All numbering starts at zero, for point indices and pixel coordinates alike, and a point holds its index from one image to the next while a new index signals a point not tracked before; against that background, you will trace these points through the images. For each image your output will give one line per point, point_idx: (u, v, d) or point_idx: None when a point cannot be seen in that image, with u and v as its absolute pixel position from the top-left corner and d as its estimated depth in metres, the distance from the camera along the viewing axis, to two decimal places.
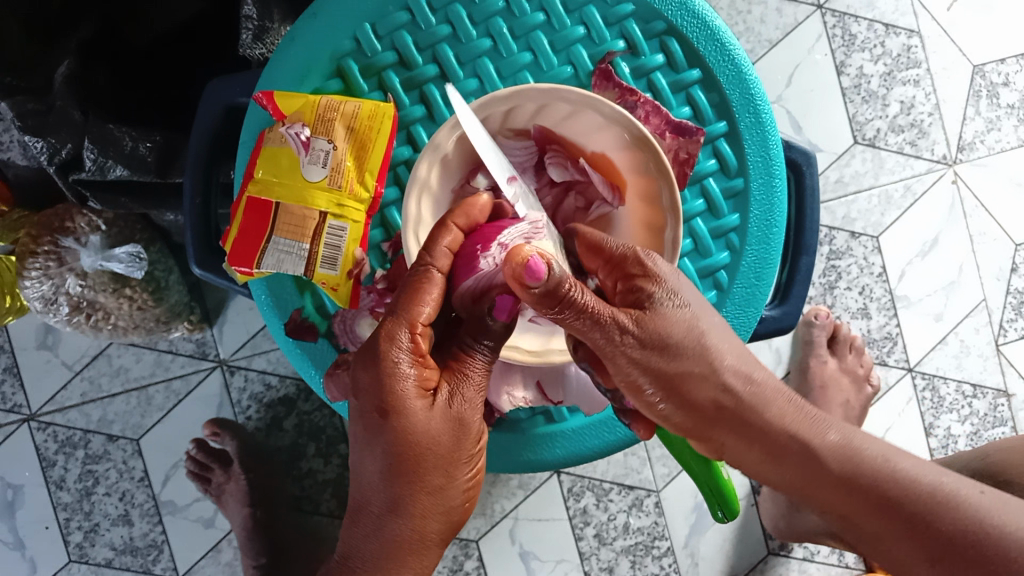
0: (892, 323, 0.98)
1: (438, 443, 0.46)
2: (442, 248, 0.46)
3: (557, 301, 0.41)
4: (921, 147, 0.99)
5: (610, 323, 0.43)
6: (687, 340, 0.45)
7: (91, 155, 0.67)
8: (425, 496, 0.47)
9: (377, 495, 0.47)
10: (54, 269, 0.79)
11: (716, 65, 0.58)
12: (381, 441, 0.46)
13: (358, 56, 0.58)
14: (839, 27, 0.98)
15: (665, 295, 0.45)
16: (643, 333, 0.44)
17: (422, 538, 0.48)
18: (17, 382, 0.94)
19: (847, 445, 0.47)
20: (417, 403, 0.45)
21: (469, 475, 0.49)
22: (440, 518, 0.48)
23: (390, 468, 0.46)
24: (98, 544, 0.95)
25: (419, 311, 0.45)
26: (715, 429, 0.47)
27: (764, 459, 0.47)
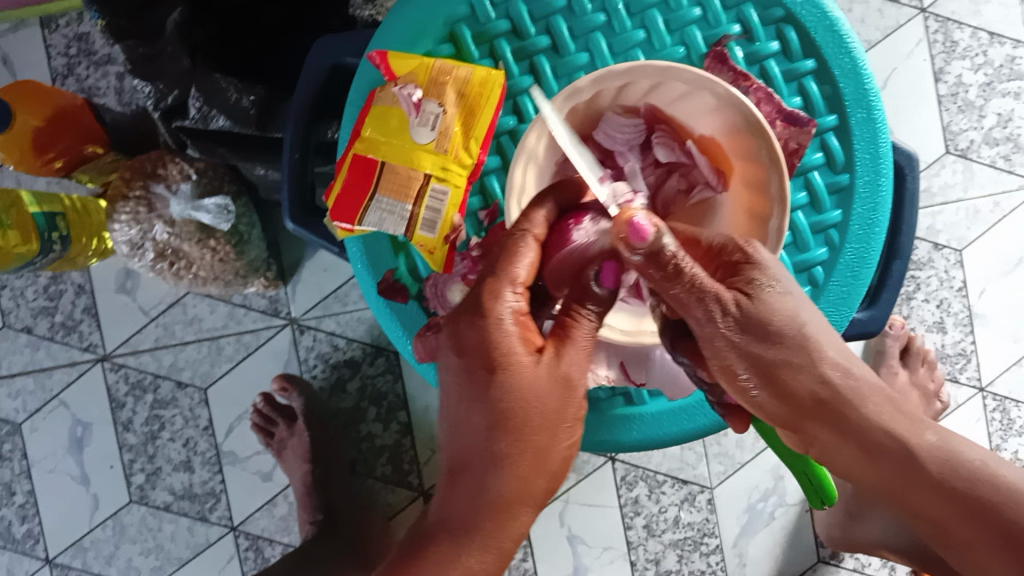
0: (968, 340, 0.95)
1: (541, 404, 0.47)
2: (539, 215, 0.48)
3: (664, 268, 0.45)
4: (1015, 163, 0.96)
5: (714, 300, 0.46)
6: (788, 328, 0.47)
7: (196, 104, 0.68)
8: (526, 454, 0.48)
9: (478, 452, 0.49)
10: (144, 215, 0.81)
11: (833, 56, 0.57)
12: (484, 396, 0.48)
13: (472, 22, 0.58)
14: (942, 32, 0.96)
15: (766, 282, 0.47)
16: (744, 316, 0.46)
17: (522, 498, 0.49)
18: (94, 322, 0.97)
19: (945, 447, 0.49)
20: (521, 362, 0.47)
21: (572, 438, 0.50)
22: (539, 476, 0.49)
23: (493, 424, 0.48)
24: (159, 487, 0.98)
25: (515, 271, 0.47)
26: (813, 420, 0.49)
27: (859, 456, 0.49)
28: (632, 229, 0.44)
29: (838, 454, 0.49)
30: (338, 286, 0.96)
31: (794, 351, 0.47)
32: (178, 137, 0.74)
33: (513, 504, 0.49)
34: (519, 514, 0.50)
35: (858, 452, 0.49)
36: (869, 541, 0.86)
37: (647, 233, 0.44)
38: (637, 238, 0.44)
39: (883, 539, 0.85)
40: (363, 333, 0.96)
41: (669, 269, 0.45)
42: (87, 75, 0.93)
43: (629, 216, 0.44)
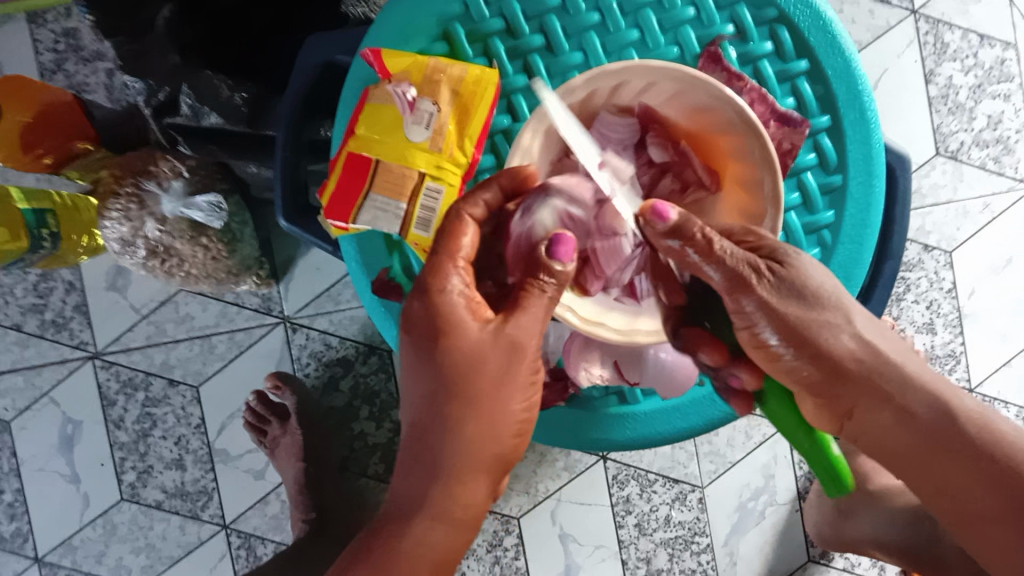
0: (958, 341, 0.96)
1: (488, 364, 0.48)
2: (478, 199, 0.49)
3: (696, 245, 0.47)
4: (1004, 164, 0.97)
5: (746, 270, 0.47)
6: (819, 288, 0.49)
7: (188, 101, 0.68)
8: (476, 416, 0.49)
9: (432, 419, 0.50)
10: (135, 212, 0.80)
11: (826, 57, 0.58)
12: (435, 365, 0.49)
13: (465, 21, 0.58)
14: (932, 34, 0.96)
15: (792, 251, 0.49)
16: (779, 279, 0.48)
17: (473, 465, 0.50)
18: (85, 320, 0.97)
19: (982, 416, 0.50)
20: (467, 327, 0.48)
21: (523, 398, 0.50)
22: (492, 443, 0.50)
23: (445, 390, 0.49)
24: (150, 485, 0.97)
25: (456, 248, 0.48)
26: (846, 386, 0.50)
27: (892, 420, 0.50)
28: (657, 213, 0.47)
29: (874, 420, 0.51)
30: (331, 285, 0.96)
31: (822, 315, 0.49)
32: (169, 135, 0.73)
33: (471, 466, 0.50)
34: (476, 477, 0.50)
35: (894, 416, 0.50)
36: (858, 538, 0.86)
37: (671, 217, 0.47)
38: (663, 220, 0.47)
39: (874, 535, 0.85)
40: (356, 332, 0.96)
41: (702, 246, 0.47)
42: (77, 72, 0.93)
43: (651, 203, 0.48)
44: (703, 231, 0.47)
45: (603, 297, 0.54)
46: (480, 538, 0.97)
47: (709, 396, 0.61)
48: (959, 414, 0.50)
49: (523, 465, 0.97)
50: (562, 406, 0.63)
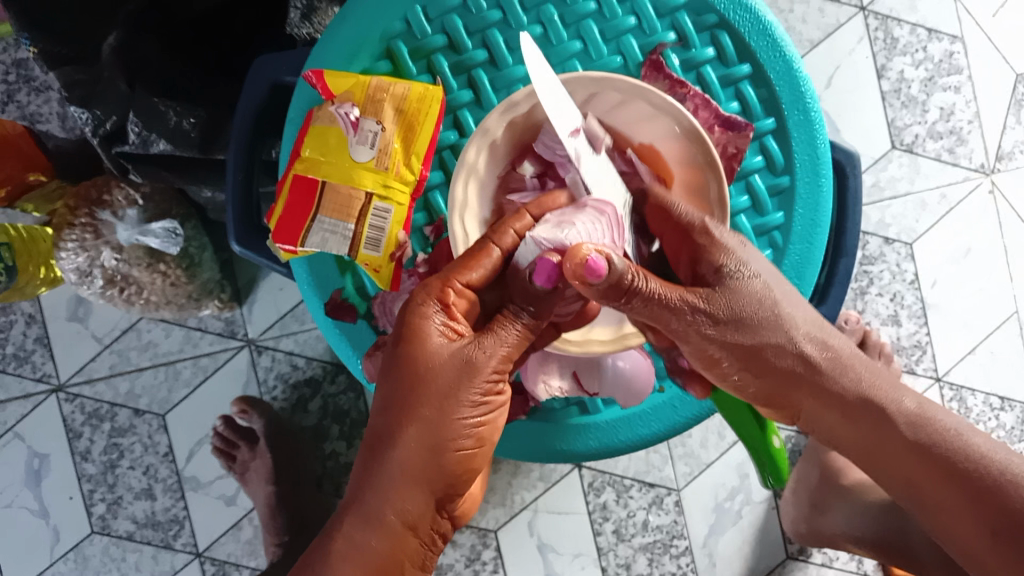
0: (923, 332, 0.97)
1: (436, 380, 0.45)
2: (509, 228, 0.48)
3: (622, 293, 0.43)
4: (959, 155, 0.98)
5: (680, 305, 0.46)
6: (758, 309, 0.48)
7: (135, 127, 0.67)
8: (417, 431, 0.45)
9: (378, 421, 0.47)
10: (91, 242, 0.79)
11: (768, 60, 0.58)
12: (388, 375, 0.47)
13: (408, 38, 0.58)
14: (882, 30, 0.97)
15: (734, 267, 0.48)
16: (714, 309, 0.47)
17: (407, 474, 0.46)
18: (47, 352, 0.95)
19: (920, 412, 0.54)
20: (431, 341, 0.46)
21: (473, 420, 0.46)
22: (431, 455, 0.46)
23: (388, 402, 0.46)
24: (121, 516, 0.96)
25: (464, 272, 0.47)
26: (795, 394, 0.52)
27: (839, 418, 0.53)
28: (588, 269, 0.40)
29: (821, 419, 0.53)
30: (296, 305, 0.95)
31: (767, 328, 0.49)
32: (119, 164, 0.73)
33: (404, 484, 0.46)
34: (412, 499, 0.46)
35: (841, 416, 0.53)
36: (833, 534, 0.86)
37: (602, 269, 0.41)
38: (594, 277, 0.41)
39: (847, 531, 0.85)
40: (322, 352, 0.95)
41: (628, 291, 0.43)
42: (30, 102, 0.92)
43: (583, 253, 0.41)
44: (631, 276, 0.43)
45: None
46: (458, 552, 0.96)
47: (671, 401, 0.62)
48: (898, 418, 0.53)
49: (497, 477, 0.97)
50: (523, 419, 0.63)
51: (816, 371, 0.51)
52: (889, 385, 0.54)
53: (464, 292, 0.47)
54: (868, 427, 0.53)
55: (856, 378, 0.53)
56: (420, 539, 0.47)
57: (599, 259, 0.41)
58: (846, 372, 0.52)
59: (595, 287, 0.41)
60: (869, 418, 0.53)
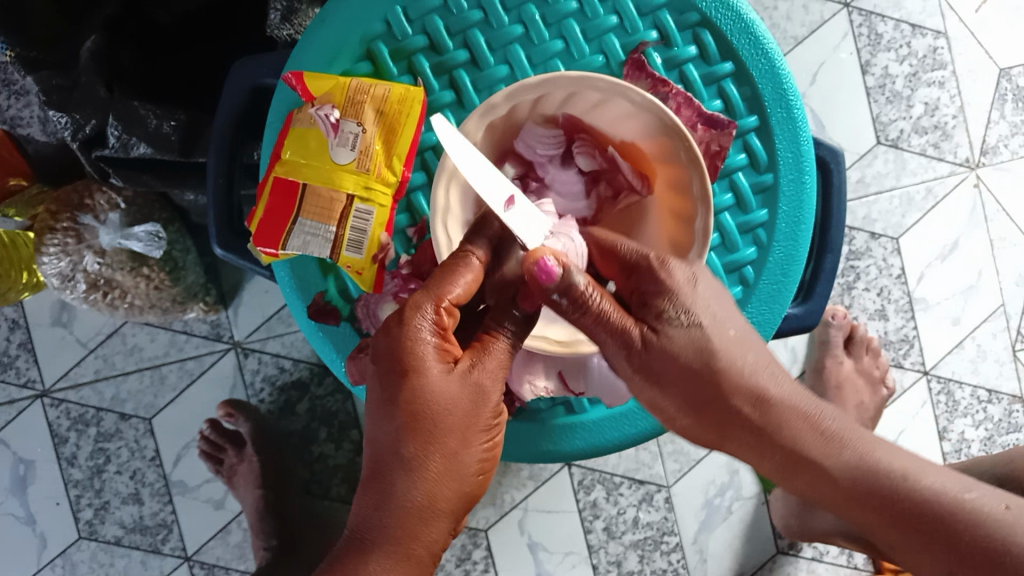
0: (910, 325, 0.97)
1: (451, 412, 0.46)
2: (481, 239, 0.48)
3: (574, 303, 0.47)
4: (944, 150, 0.98)
5: (621, 335, 0.48)
6: (696, 361, 0.48)
7: (115, 132, 0.67)
8: (439, 460, 0.46)
9: (391, 457, 0.46)
10: (72, 247, 0.79)
11: (750, 58, 0.58)
12: (399, 410, 0.46)
13: (388, 39, 0.57)
14: (866, 26, 0.97)
15: (675, 313, 0.48)
16: (651, 351, 0.48)
17: (434, 506, 0.47)
18: (31, 357, 0.94)
19: (861, 458, 0.46)
20: (438, 370, 0.46)
21: (486, 445, 0.48)
22: (454, 483, 0.47)
23: (403, 440, 0.46)
24: (108, 522, 0.95)
25: (448, 287, 0.46)
26: (732, 439, 0.49)
27: (783, 466, 0.48)
28: (540, 270, 0.45)
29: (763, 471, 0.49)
30: (281, 307, 0.95)
31: (705, 376, 0.48)
32: (99, 168, 0.72)
33: (423, 516, 0.47)
34: (431, 526, 0.47)
35: (775, 468, 0.48)
36: (822, 530, 0.86)
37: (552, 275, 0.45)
38: (543, 276, 0.45)
39: (834, 529, 0.84)
40: (309, 353, 0.95)
41: (580, 304, 0.47)
42: (9, 105, 0.90)
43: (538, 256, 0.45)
44: (586, 289, 0.47)
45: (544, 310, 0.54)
46: (448, 553, 0.96)
47: None
48: (834, 469, 0.46)
49: None
50: (509, 421, 0.62)
51: (749, 419, 0.48)
52: (833, 434, 0.47)
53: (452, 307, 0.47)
54: (806, 483, 0.47)
55: (789, 425, 0.48)
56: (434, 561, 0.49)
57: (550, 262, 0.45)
58: None
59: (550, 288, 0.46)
60: (803, 471, 0.47)
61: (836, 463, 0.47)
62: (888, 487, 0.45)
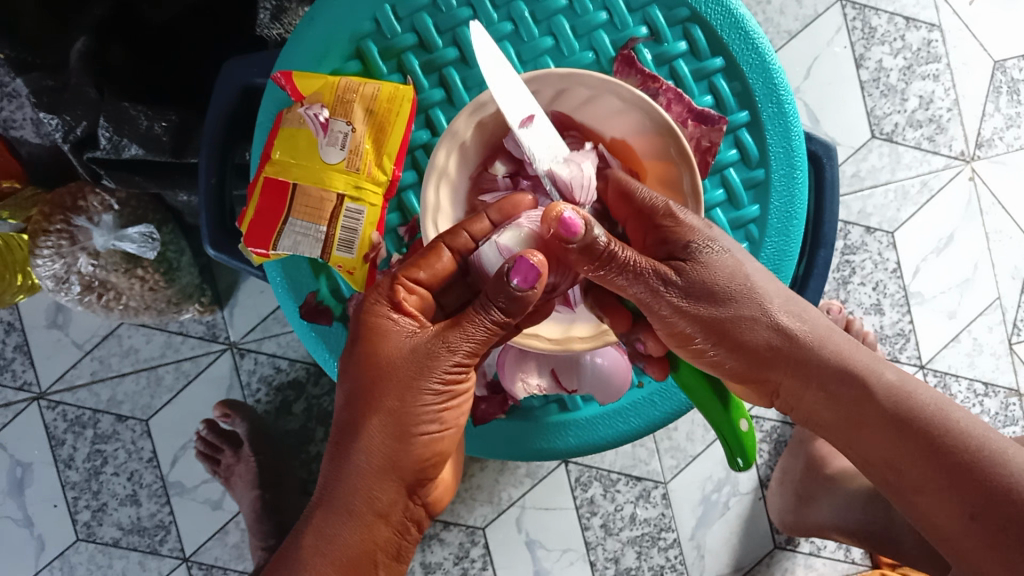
0: (906, 320, 0.97)
1: (392, 374, 0.47)
2: (463, 229, 0.48)
3: (598, 257, 0.45)
4: (939, 143, 0.98)
5: (651, 276, 0.47)
6: (729, 283, 0.49)
7: (106, 134, 0.67)
8: (383, 419, 0.47)
9: (343, 417, 0.49)
10: (66, 248, 0.79)
11: (740, 53, 0.58)
12: (352, 371, 0.48)
13: (378, 37, 0.57)
14: (859, 19, 0.97)
15: (702, 244, 0.49)
16: (687, 282, 0.48)
17: (381, 466, 0.48)
18: (27, 360, 0.94)
19: (902, 386, 0.52)
20: (391, 337, 0.47)
21: (437, 409, 0.48)
22: (397, 443, 0.48)
23: (353, 399, 0.48)
24: (106, 523, 0.95)
25: (408, 267, 0.48)
26: (772, 368, 0.52)
27: (820, 395, 0.52)
28: (565, 227, 0.43)
29: (800, 397, 0.53)
30: (276, 308, 0.94)
31: (743, 303, 0.50)
32: (91, 169, 0.72)
33: (373, 473, 0.48)
34: (381, 486, 0.49)
35: (820, 391, 0.52)
36: (819, 524, 0.86)
37: (535, 273, 0.43)
38: (528, 278, 0.43)
39: (832, 521, 0.85)
40: (305, 353, 0.95)
41: (603, 256, 0.45)
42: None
43: (558, 213, 0.43)
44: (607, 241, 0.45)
45: None
46: (446, 551, 0.96)
47: (650, 395, 0.62)
48: (878, 390, 0.51)
49: (484, 475, 0.97)
50: (502, 418, 0.62)
51: (795, 343, 0.51)
52: (873, 358, 0.53)
53: (415, 288, 0.48)
54: (846, 408, 0.52)
55: (836, 350, 0.52)
56: (392, 526, 0.50)
57: (522, 262, 0.43)
58: (820, 350, 0.52)
59: (572, 244, 0.44)
60: (849, 391, 0.52)
61: (879, 384, 0.52)
62: (919, 418, 0.51)
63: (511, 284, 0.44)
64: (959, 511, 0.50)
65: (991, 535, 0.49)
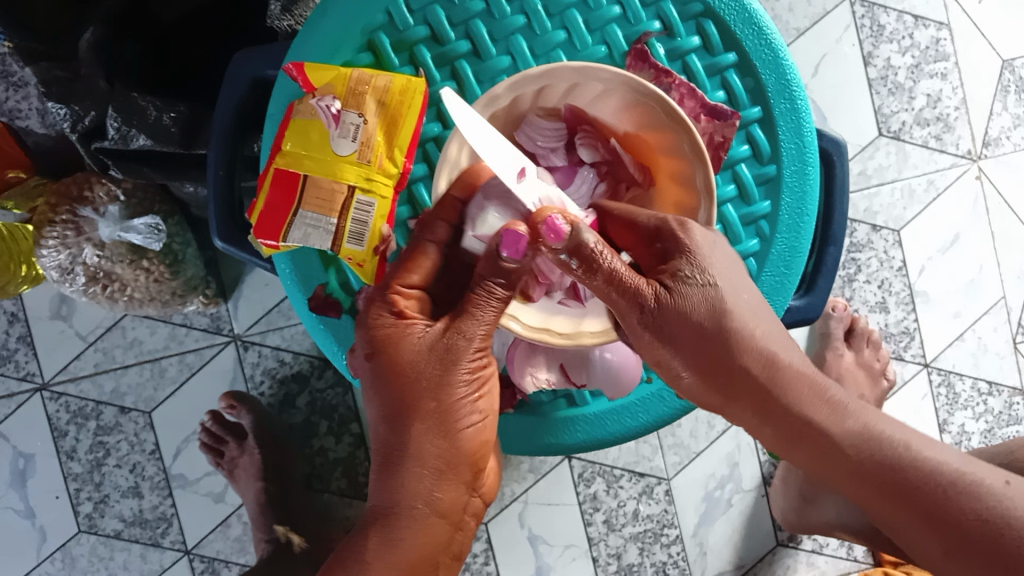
0: (910, 319, 0.97)
1: (419, 375, 0.48)
2: (440, 220, 0.49)
3: (586, 262, 0.44)
4: (946, 142, 0.98)
5: (633, 295, 0.45)
6: (707, 321, 0.47)
7: (114, 123, 0.66)
8: (424, 422, 0.48)
9: (389, 436, 0.49)
10: (71, 239, 0.78)
11: (753, 48, 0.57)
12: (380, 384, 0.49)
13: (390, 30, 0.57)
14: (868, 17, 0.97)
15: (690, 272, 0.46)
16: (662, 310, 0.46)
17: (444, 467, 0.49)
18: (30, 351, 0.94)
19: (866, 429, 0.49)
20: (408, 345, 0.48)
21: (474, 400, 0.49)
22: (451, 441, 0.49)
23: (390, 412, 0.49)
24: (108, 515, 0.95)
25: (407, 275, 0.50)
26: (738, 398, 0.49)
27: (781, 438, 0.50)
28: (549, 230, 0.44)
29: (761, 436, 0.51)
30: (281, 300, 0.94)
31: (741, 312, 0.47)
32: (99, 159, 0.71)
33: (430, 475, 0.49)
34: (442, 487, 0.49)
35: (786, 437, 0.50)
36: (823, 522, 0.86)
37: (524, 241, 0.44)
38: (512, 248, 0.44)
39: (838, 520, 0.85)
40: (309, 346, 0.95)
41: (592, 265, 0.45)
42: (6, 96, 0.89)
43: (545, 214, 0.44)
44: (597, 248, 0.44)
45: (547, 302, 0.54)
46: None
47: (658, 392, 0.62)
48: (839, 436, 0.49)
49: None
50: (511, 413, 0.62)
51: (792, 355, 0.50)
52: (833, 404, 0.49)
53: (410, 292, 0.49)
54: (811, 452, 0.49)
55: (803, 396, 0.49)
56: (451, 525, 0.51)
57: (509, 233, 0.44)
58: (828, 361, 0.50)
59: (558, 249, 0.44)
60: (806, 442, 0.49)
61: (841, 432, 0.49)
62: (888, 461, 0.48)
63: (504, 259, 0.45)
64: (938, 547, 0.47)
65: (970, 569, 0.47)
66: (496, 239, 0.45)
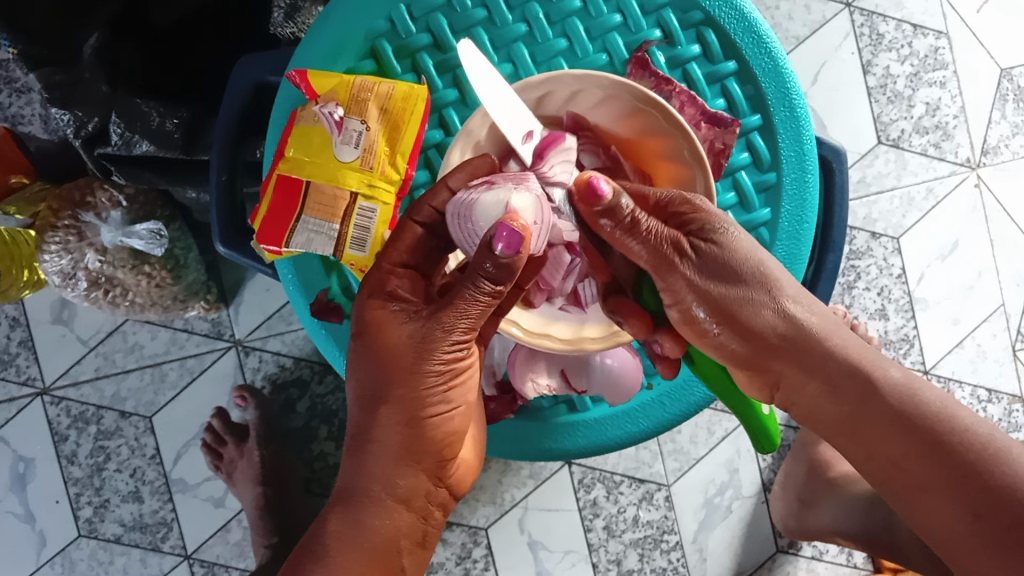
0: (910, 325, 0.97)
1: (397, 360, 0.49)
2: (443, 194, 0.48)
3: (620, 224, 0.47)
4: (945, 150, 0.98)
5: (668, 252, 0.48)
6: (746, 265, 0.49)
7: (118, 129, 0.68)
8: (393, 408, 0.50)
9: (363, 413, 0.51)
10: (74, 244, 0.78)
11: (753, 56, 0.58)
12: (360, 362, 0.50)
13: (392, 37, 0.58)
14: (867, 25, 0.97)
15: (721, 227, 0.48)
16: (700, 261, 0.48)
17: (408, 453, 0.51)
18: (31, 355, 0.94)
19: (909, 384, 0.48)
20: (389, 328, 0.49)
21: (445, 392, 0.50)
22: (415, 429, 0.50)
23: (365, 391, 0.50)
24: (108, 519, 0.95)
25: (394, 254, 0.49)
26: (777, 356, 0.50)
27: (823, 390, 0.49)
28: (590, 189, 0.46)
29: (802, 391, 0.50)
30: (282, 305, 0.94)
31: (755, 284, 0.49)
32: (101, 165, 0.72)
33: (389, 460, 0.51)
34: (404, 474, 0.51)
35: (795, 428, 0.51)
36: (822, 528, 0.86)
37: (517, 238, 0.44)
38: (511, 245, 0.44)
39: (835, 526, 0.84)
40: (309, 352, 0.95)
41: (631, 228, 0.48)
42: (9, 103, 0.89)
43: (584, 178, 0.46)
44: (630, 211, 0.47)
45: (548, 307, 0.54)
46: (448, 551, 0.96)
47: (659, 398, 0.62)
48: (885, 386, 0.48)
49: (487, 476, 0.96)
50: (511, 418, 0.63)
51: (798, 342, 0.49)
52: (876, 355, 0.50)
53: (402, 272, 0.49)
54: (850, 404, 0.49)
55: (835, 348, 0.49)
56: (415, 512, 0.53)
57: (505, 230, 0.44)
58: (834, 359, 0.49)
59: (593, 209, 0.47)
60: (850, 391, 0.49)
61: (886, 382, 0.48)
62: (928, 420, 0.47)
63: (497, 251, 0.44)
64: (960, 509, 0.47)
65: (987, 544, 0.46)
66: (492, 232, 0.45)
